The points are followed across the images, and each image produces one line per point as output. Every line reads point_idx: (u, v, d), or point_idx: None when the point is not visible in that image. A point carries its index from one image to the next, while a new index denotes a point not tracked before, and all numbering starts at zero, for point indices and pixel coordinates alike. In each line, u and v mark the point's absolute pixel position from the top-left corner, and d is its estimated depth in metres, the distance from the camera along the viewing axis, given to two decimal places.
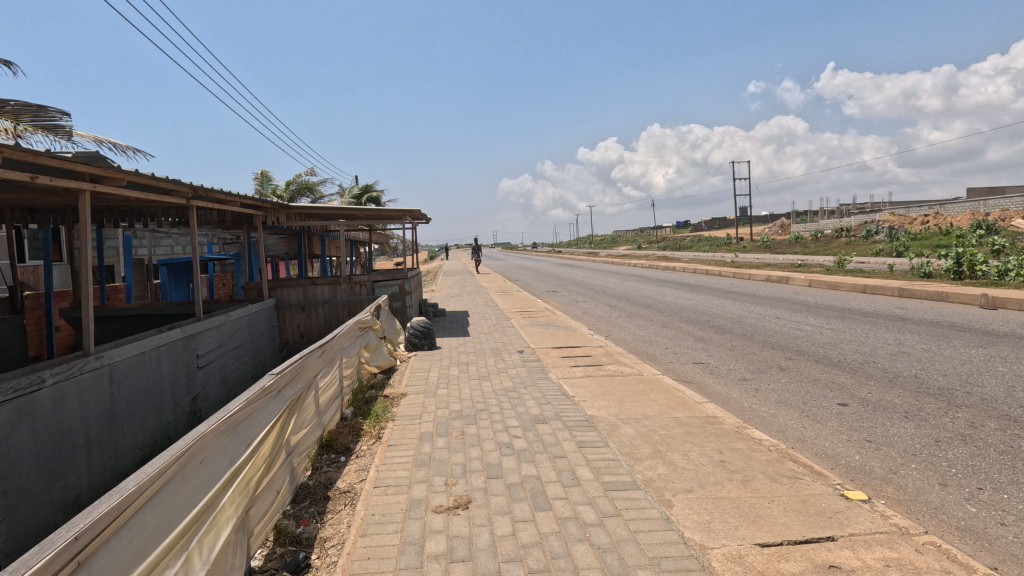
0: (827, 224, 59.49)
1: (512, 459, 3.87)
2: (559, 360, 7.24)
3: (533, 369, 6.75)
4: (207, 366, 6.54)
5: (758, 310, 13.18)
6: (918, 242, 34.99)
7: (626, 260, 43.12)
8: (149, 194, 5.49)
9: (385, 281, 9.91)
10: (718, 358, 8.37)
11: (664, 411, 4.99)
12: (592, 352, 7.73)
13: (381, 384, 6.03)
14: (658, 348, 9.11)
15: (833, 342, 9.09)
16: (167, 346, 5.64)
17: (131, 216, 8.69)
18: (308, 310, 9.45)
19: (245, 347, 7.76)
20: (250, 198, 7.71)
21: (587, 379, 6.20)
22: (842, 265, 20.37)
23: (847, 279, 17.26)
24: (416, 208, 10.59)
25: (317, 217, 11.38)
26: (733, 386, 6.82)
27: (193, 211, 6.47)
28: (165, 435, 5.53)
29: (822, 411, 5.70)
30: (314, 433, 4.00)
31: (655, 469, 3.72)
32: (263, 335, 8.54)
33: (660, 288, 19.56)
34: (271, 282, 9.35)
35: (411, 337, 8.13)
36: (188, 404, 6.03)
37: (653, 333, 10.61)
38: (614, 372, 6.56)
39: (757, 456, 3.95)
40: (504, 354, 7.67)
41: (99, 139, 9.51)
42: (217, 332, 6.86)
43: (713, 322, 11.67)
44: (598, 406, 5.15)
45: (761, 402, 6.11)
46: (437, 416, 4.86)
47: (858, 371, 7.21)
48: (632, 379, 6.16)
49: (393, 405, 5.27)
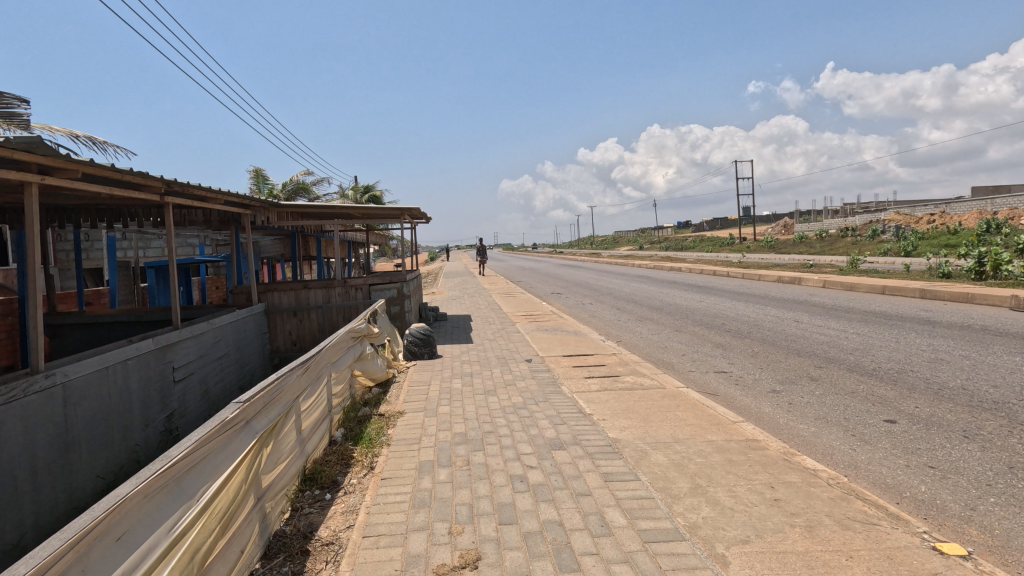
0: (831, 223, 58.87)
1: (527, 499, 3.27)
2: (571, 371, 6.63)
3: (544, 381, 6.14)
4: (186, 379, 5.97)
5: (774, 312, 12.57)
6: (927, 241, 34.36)
7: (629, 261, 42.58)
8: (112, 190, 4.91)
9: (382, 284, 9.30)
10: (740, 366, 7.77)
11: (697, 433, 4.39)
12: (606, 361, 7.12)
13: (376, 400, 5.43)
14: (674, 356, 8.50)
15: (862, 348, 8.49)
16: (136, 359, 5.05)
17: (109, 215, 8.10)
18: (301, 316, 8.85)
19: (231, 356, 7.17)
20: (237, 195, 7.13)
21: (604, 394, 5.60)
22: (855, 264, 19.78)
23: (863, 280, 16.62)
24: (416, 207, 9.97)
25: (311, 216, 10.77)
26: (762, 400, 6.21)
27: (170, 209, 5.89)
28: (132, 460, 4.92)
29: (870, 430, 5.09)
30: (296, 467, 3.40)
31: (699, 511, 3.13)
32: (251, 343, 7.95)
33: (668, 290, 18.92)
34: (261, 286, 8.75)
35: (410, 345, 7.54)
36: (161, 423, 5.44)
37: (667, 338, 10.00)
38: (633, 385, 5.96)
39: (817, 493, 3.35)
40: (511, 363, 7.07)
41: (76, 135, 8.94)
42: (198, 341, 6.27)
43: (729, 326, 11.07)
44: (621, 427, 4.54)
45: (799, 418, 5.49)
46: (438, 441, 4.25)
47: (898, 381, 6.60)
48: (655, 394, 5.56)
49: (389, 427, 4.67)
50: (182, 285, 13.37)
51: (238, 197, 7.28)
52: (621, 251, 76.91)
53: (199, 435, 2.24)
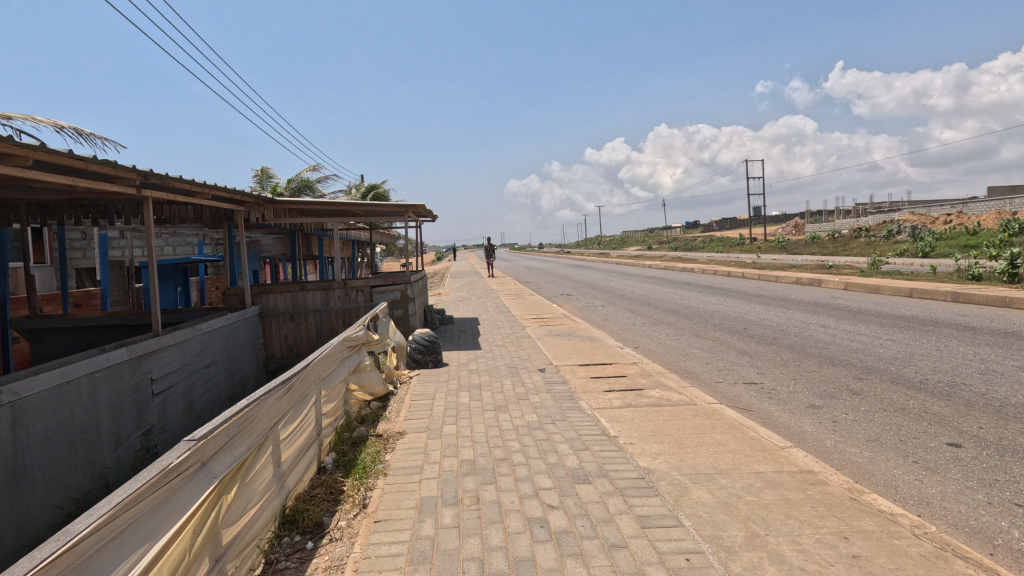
0: (843, 223, 57.89)
1: (550, 553, 2.69)
2: (589, 383, 6.05)
3: (560, 396, 5.55)
4: (167, 390, 5.44)
5: (798, 316, 11.91)
6: (946, 242, 33.46)
7: (638, 262, 41.93)
8: (76, 181, 4.37)
9: (385, 286, 8.73)
10: (771, 377, 7.15)
11: (742, 462, 3.79)
12: (625, 372, 6.52)
13: (373, 418, 4.87)
14: (697, 365, 7.89)
15: (903, 357, 7.83)
16: (105, 371, 4.51)
17: (93, 211, 7.60)
18: (298, 320, 8.31)
19: (220, 364, 6.64)
20: (232, 190, 6.59)
21: (628, 412, 5.00)
22: (876, 265, 19.07)
23: (888, 282, 15.87)
24: (421, 204, 9.39)
25: (310, 214, 10.23)
26: (803, 417, 5.59)
27: (150, 204, 5.34)
28: (99, 484, 4.40)
29: (933, 455, 4.47)
30: (273, 508, 2.86)
31: (763, 572, 2.54)
32: (244, 349, 7.42)
33: (683, 291, 18.28)
34: (255, 288, 8.23)
35: (412, 352, 6.98)
36: (137, 441, 4.92)
37: (688, 344, 9.39)
38: (660, 401, 5.36)
39: (903, 548, 2.74)
40: (523, 373, 6.49)
41: (61, 126, 8.49)
42: (181, 349, 5.74)
43: (752, 331, 10.43)
44: (652, 455, 3.95)
45: (849, 440, 4.87)
46: (443, 471, 3.68)
47: (951, 396, 5.97)
48: (685, 411, 4.97)
49: (387, 451, 4.11)
50: (180, 285, 12.89)
51: (232, 193, 6.75)
52: (630, 250, 76.08)
53: (106, 511, 1.68)
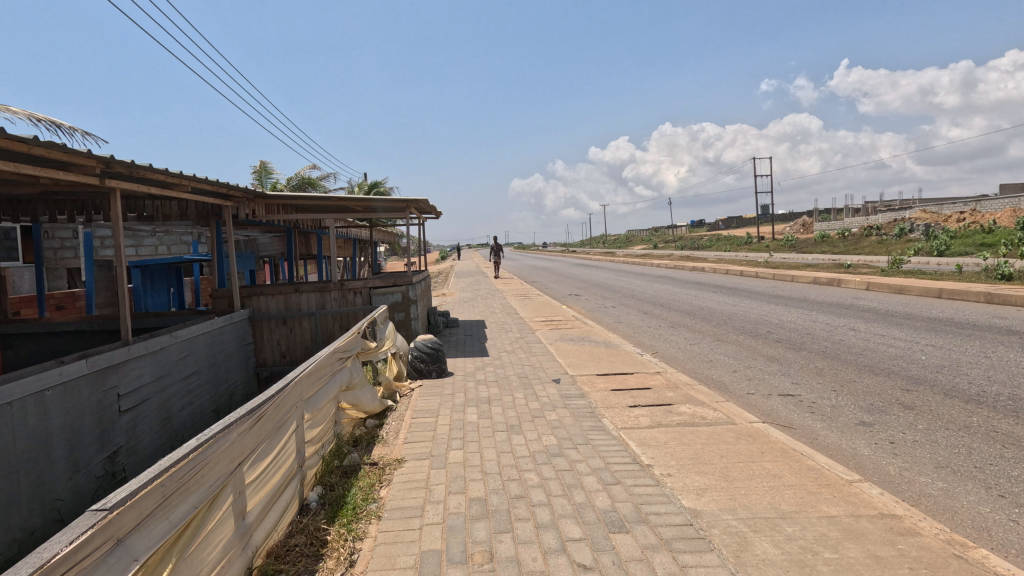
0: (853, 222, 56.99)
1: None
2: (612, 398, 5.42)
3: (580, 413, 4.91)
4: (138, 406, 4.85)
5: (823, 319, 11.22)
6: (961, 241, 32.55)
7: (645, 261, 41.24)
8: (21, 167, 3.77)
9: (385, 287, 8.06)
10: (809, 388, 6.49)
11: (808, 502, 3.16)
12: (650, 384, 5.88)
13: (368, 441, 4.27)
14: (724, 374, 7.23)
15: (949, 365, 7.14)
16: (59, 389, 3.91)
17: (69, 207, 7.04)
18: (291, 324, 7.71)
19: (204, 374, 6.05)
20: (217, 183, 5.99)
21: (660, 434, 4.36)
22: (896, 264, 18.37)
23: (913, 282, 15.11)
24: (424, 199, 8.74)
25: (306, 210, 9.61)
26: (854, 437, 4.94)
27: (118, 197, 4.75)
28: (51, 519, 3.80)
29: (1021, 488, 3.82)
30: (234, 573, 2.28)
31: None
32: (232, 357, 6.84)
33: (696, 291, 17.62)
34: (246, 290, 7.65)
35: (414, 361, 6.36)
36: (100, 466, 4.33)
37: (710, 350, 8.75)
38: (694, 420, 4.71)
39: None
40: (536, 385, 5.87)
41: (37, 118, 7.96)
42: (156, 359, 5.15)
43: (776, 335, 9.75)
44: (697, 492, 3.32)
45: (915, 467, 4.23)
46: (447, 514, 3.05)
47: (1020, 412, 5.29)
48: (725, 432, 4.34)
49: (383, 484, 3.50)
50: (173, 286, 12.37)
51: (216, 187, 6.16)
52: (636, 249, 75.22)
53: None
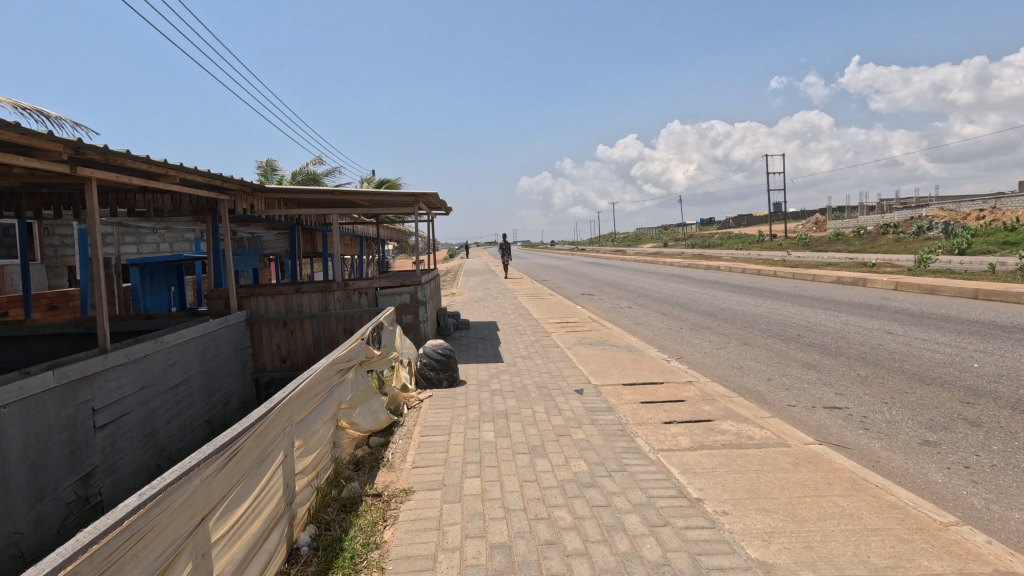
0: (868, 220, 55.90)
1: None
2: (643, 412, 4.87)
3: (609, 431, 4.36)
4: (118, 420, 4.35)
5: (855, 322, 10.56)
6: (982, 240, 31.57)
7: (655, 261, 40.55)
8: None
9: (392, 288, 7.52)
10: (856, 399, 5.89)
11: (904, 555, 2.59)
12: (682, 397, 5.31)
13: (371, 466, 3.75)
14: (759, 382, 6.65)
15: (1009, 374, 6.50)
16: (18, 406, 3.40)
17: (54, 201, 6.58)
18: (292, 327, 7.20)
19: (195, 382, 5.57)
20: (209, 174, 5.48)
21: (705, 458, 3.80)
22: (923, 263, 17.63)
23: (946, 282, 14.36)
24: (433, 193, 8.21)
25: (309, 205, 9.12)
26: (920, 458, 4.36)
27: (94, 186, 4.26)
28: (9, 556, 3.30)
29: None
30: None
31: None
32: (227, 363, 6.35)
33: (714, 291, 17.00)
34: (243, 291, 7.17)
35: (423, 368, 5.83)
36: (71, 490, 3.83)
37: (739, 355, 8.16)
38: (740, 440, 4.15)
39: None
40: (558, 396, 5.33)
41: (24, 107, 7.53)
42: (139, 366, 4.65)
43: (808, 339, 9.13)
44: (765, 538, 2.76)
45: (1003, 498, 3.65)
46: (465, 566, 2.52)
47: None
48: (780, 456, 3.78)
49: (387, 522, 2.97)
50: (175, 284, 11.74)
51: (208, 179, 5.65)
52: (645, 248, 74.45)
53: None
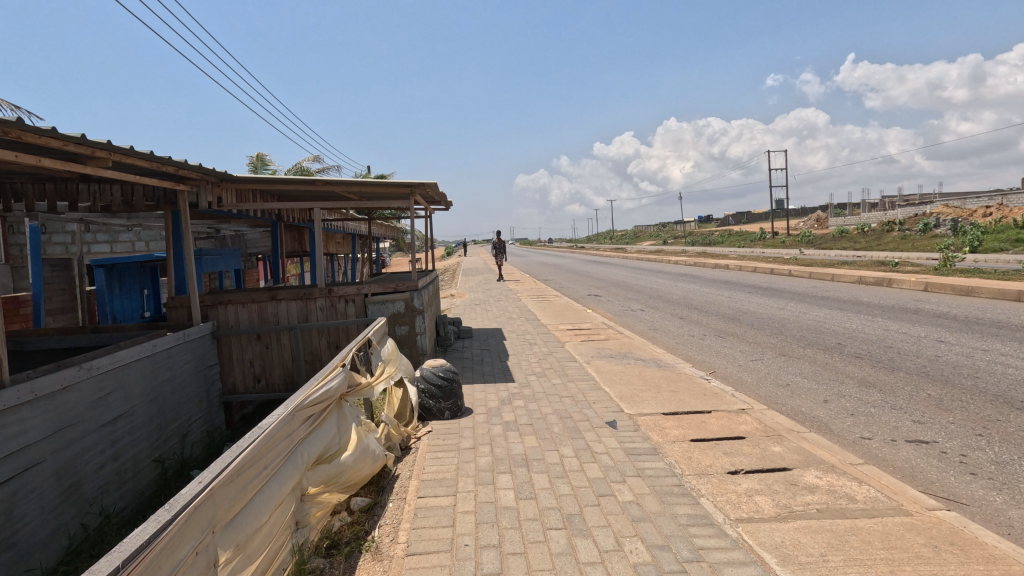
0: (871, 217, 55.01)
1: None
2: (699, 457, 3.84)
3: (663, 489, 3.34)
4: (18, 477, 3.30)
5: (897, 328, 9.56)
6: (993, 236, 30.71)
7: (656, 260, 39.54)
8: None
9: (383, 295, 6.40)
10: (942, 431, 4.89)
11: None
12: (741, 433, 4.29)
13: (349, 550, 2.74)
14: (817, 406, 5.64)
15: None
16: None
17: None
18: (266, 341, 6.16)
19: (140, 414, 4.55)
20: (154, 158, 4.47)
21: (807, 537, 2.79)
22: (948, 263, 16.66)
23: (981, 282, 13.41)
24: (431, 183, 7.14)
25: (292, 199, 8.07)
26: None
27: None
28: None
29: None
30: None
31: None
32: (186, 387, 5.32)
33: (730, 291, 16.03)
34: (210, 299, 6.14)
35: (420, 395, 4.80)
36: None
37: (782, 369, 7.14)
38: (841, 505, 3.12)
39: None
40: (587, 432, 4.31)
41: None
42: (53, 402, 3.61)
43: (853, 349, 8.13)
44: None
45: None
46: None
47: None
48: (911, 538, 2.75)
49: None
50: (147, 288, 10.80)
51: (155, 164, 4.63)
52: (643, 245, 73.51)
53: None
